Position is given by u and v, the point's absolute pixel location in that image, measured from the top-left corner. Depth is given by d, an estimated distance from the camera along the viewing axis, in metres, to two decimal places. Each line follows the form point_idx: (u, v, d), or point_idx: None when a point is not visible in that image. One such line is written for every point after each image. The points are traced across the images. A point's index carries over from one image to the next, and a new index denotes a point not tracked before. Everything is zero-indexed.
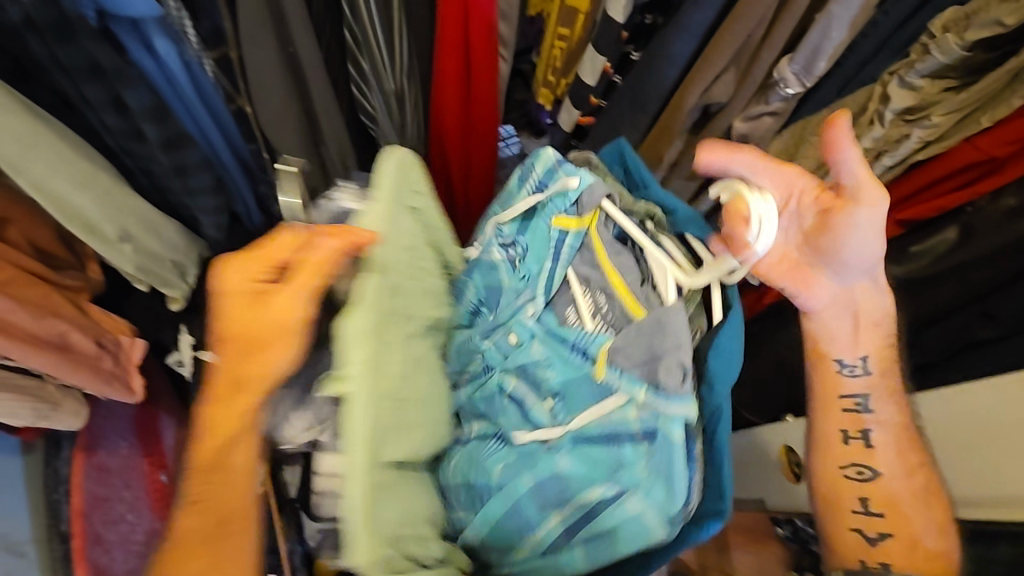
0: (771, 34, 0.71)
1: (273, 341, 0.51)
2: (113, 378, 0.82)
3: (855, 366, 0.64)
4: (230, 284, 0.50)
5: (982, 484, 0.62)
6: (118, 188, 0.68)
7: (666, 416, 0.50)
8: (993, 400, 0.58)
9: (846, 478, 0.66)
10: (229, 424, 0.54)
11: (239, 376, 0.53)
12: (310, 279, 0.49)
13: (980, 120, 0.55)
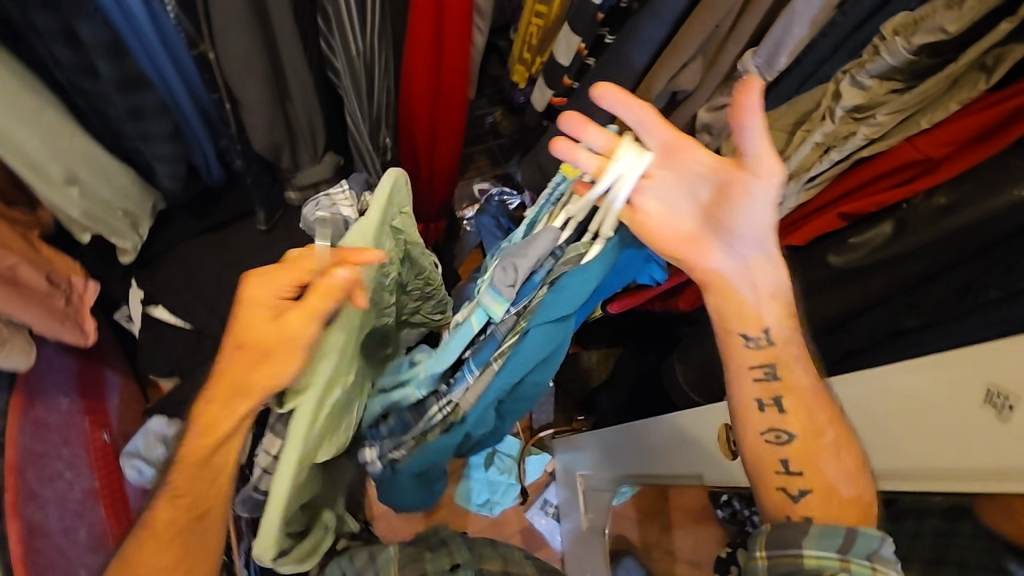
0: (739, 26, 0.73)
1: (277, 363, 0.56)
2: (66, 319, 0.85)
3: (759, 338, 0.65)
4: (248, 309, 0.57)
5: (886, 462, 0.57)
6: (68, 127, 0.64)
7: (488, 308, 0.58)
8: (886, 379, 0.56)
9: (764, 442, 0.66)
10: (222, 407, 0.62)
11: (247, 390, 0.60)
12: (322, 302, 0.54)
13: (920, 123, 0.58)
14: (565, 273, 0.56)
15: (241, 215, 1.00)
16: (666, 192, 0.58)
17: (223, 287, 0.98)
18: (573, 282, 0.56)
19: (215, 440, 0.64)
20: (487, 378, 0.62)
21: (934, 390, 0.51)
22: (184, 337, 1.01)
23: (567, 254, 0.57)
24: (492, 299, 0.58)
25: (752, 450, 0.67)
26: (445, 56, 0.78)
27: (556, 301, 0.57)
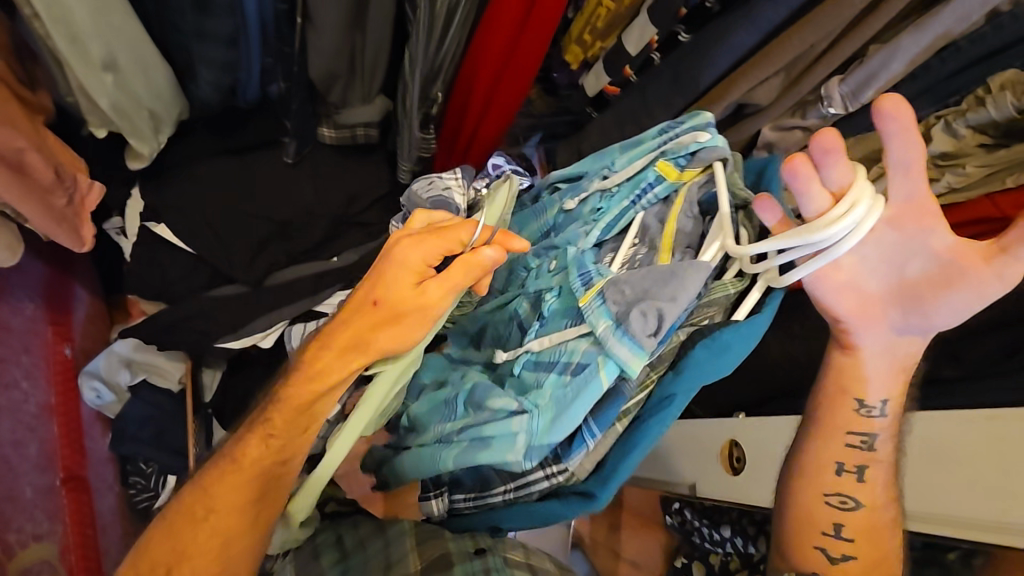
0: (832, 50, 0.72)
1: (414, 320, 0.56)
2: (62, 220, 0.73)
3: (871, 408, 0.62)
4: (386, 276, 0.57)
5: (923, 503, 0.66)
6: (121, 9, 0.59)
7: (624, 362, 0.51)
8: (954, 430, 0.62)
9: (828, 505, 0.67)
10: (337, 356, 0.61)
11: (368, 340, 0.58)
12: (461, 278, 0.55)
13: (1005, 181, 0.59)
14: (728, 329, 0.51)
15: (265, 144, 0.93)
16: (878, 248, 0.51)
17: (233, 217, 0.91)
18: (733, 339, 0.51)
19: (319, 390, 0.63)
20: (607, 439, 0.57)
21: (984, 440, 0.60)
22: (181, 262, 0.94)
23: (711, 298, 0.53)
24: (627, 352, 0.51)
25: (802, 510, 0.69)
26: (534, 15, 0.73)
27: (710, 363, 0.52)
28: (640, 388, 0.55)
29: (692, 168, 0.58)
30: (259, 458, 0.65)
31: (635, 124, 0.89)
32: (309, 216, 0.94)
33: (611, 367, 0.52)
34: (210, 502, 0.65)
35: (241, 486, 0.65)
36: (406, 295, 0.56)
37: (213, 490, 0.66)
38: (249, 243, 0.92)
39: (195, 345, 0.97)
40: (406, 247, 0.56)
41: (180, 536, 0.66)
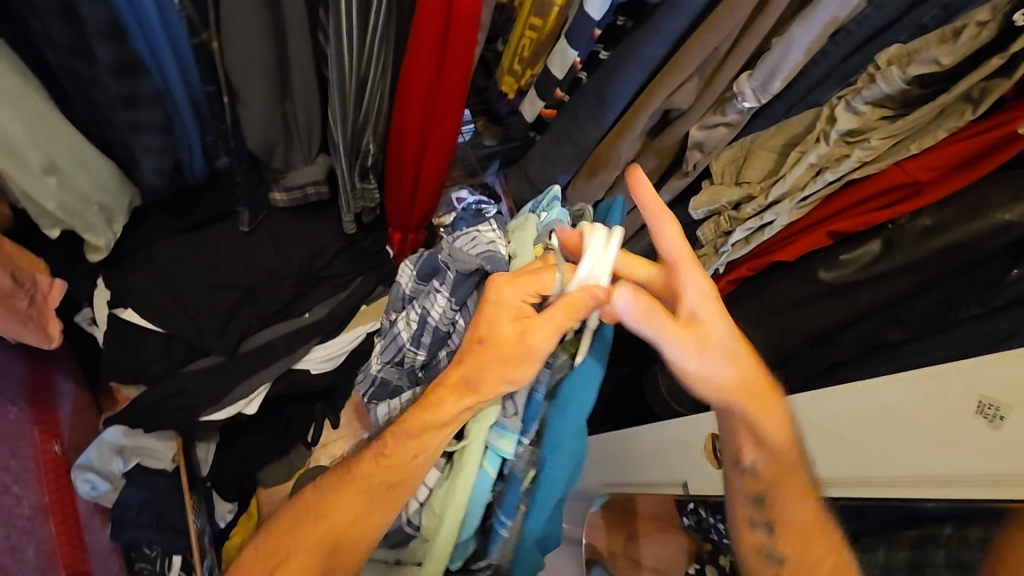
0: (736, 48, 0.75)
1: (519, 362, 0.56)
2: (28, 320, 0.75)
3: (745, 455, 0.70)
4: (493, 317, 0.57)
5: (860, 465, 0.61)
6: (51, 114, 0.61)
7: (498, 446, 0.64)
8: (890, 393, 0.58)
9: (754, 539, 0.72)
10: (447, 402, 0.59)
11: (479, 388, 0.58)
12: (563, 317, 0.54)
13: (909, 148, 0.62)
14: (564, 387, 0.64)
15: (221, 215, 0.95)
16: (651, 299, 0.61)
17: (199, 291, 0.94)
18: (573, 396, 0.63)
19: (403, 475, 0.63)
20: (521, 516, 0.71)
21: (927, 402, 0.55)
22: (154, 342, 0.95)
23: (559, 363, 0.65)
24: (498, 436, 0.64)
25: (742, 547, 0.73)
26: (447, 66, 0.72)
27: (563, 424, 0.64)
28: (530, 468, 0.68)
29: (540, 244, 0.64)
30: (370, 475, 0.64)
31: (571, 143, 0.93)
32: (275, 277, 0.97)
33: (494, 452, 0.65)
34: (335, 501, 0.64)
35: (343, 513, 0.64)
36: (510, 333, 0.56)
37: (334, 490, 0.65)
38: (219, 314, 0.95)
39: (180, 422, 0.99)
40: (501, 289, 0.56)
41: (296, 535, 0.64)
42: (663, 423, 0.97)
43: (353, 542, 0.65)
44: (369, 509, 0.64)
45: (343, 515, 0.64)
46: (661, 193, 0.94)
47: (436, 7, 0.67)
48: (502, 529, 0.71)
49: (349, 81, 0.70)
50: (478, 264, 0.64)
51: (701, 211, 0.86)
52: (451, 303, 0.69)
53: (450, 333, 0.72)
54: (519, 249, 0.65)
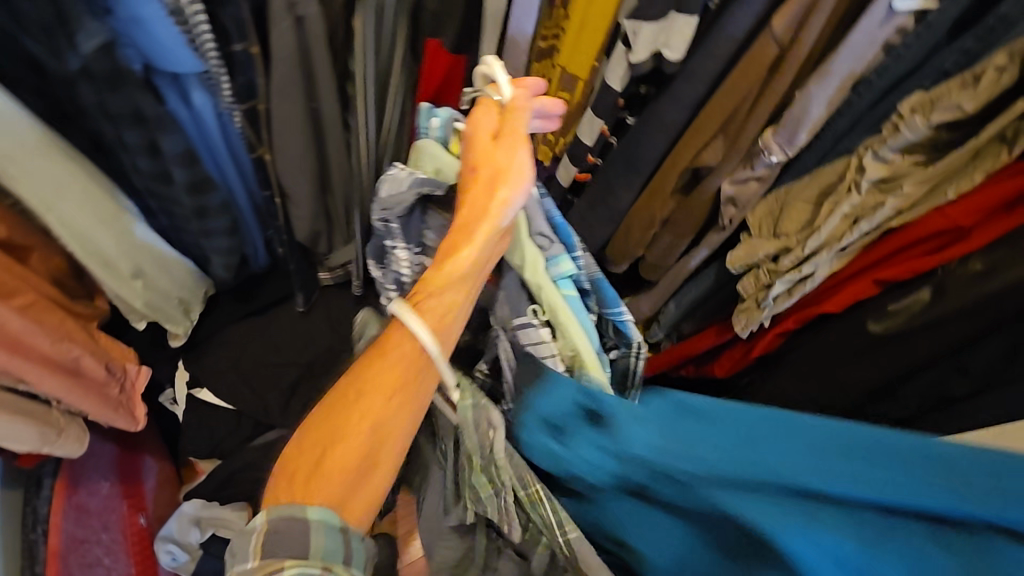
0: (757, 108, 0.75)
1: (511, 180, 0.48)
2: (118, 406, 0.83)
3: None
4: (488, 158, 0.48)
5: None
6: (139, 228, 0.69)
7: (561, 274, 0.56)
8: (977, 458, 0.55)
9: None
10: (428, 316, 0.47)
11: (483, 181, 0.48)
12: (521, 119, 0.50)
13: (947, 193, 0.60)
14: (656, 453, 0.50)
15: (282, 298, 1.03)
16: None
17: (264, 368, 1.01)
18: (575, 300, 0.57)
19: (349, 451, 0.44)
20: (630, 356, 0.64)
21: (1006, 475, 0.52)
22: (225, 418, 1.03)
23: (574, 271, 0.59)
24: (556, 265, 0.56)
25: None
26: None
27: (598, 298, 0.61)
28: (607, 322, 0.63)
29: (452, 141, 0.56)
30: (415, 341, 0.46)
31: (605, 208, 0.93)
32: (331, 352, 1.03)
33: (564, 283, 0.57)
34: (370, 379, 0.45)
35: (378, 399, 0.45)
36: (493, 162, 0.48)
37: (357, 371, 0.46)
38: (282, 390, 1.01)
39: (251, 493, 1.05)
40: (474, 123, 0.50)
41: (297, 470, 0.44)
42: None
43: (388, 419, 0.45)
44: (405, 380, 0.46)
45: (375, 393, 0.45)
46: (701, 248, 0.95)
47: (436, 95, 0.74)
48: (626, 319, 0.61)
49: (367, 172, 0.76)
50: (416, 190, 0.53)
51: (739, 265, 0.84)
52: (413, 249, 0.58)
53: None
54: (435, 164, 0.54)
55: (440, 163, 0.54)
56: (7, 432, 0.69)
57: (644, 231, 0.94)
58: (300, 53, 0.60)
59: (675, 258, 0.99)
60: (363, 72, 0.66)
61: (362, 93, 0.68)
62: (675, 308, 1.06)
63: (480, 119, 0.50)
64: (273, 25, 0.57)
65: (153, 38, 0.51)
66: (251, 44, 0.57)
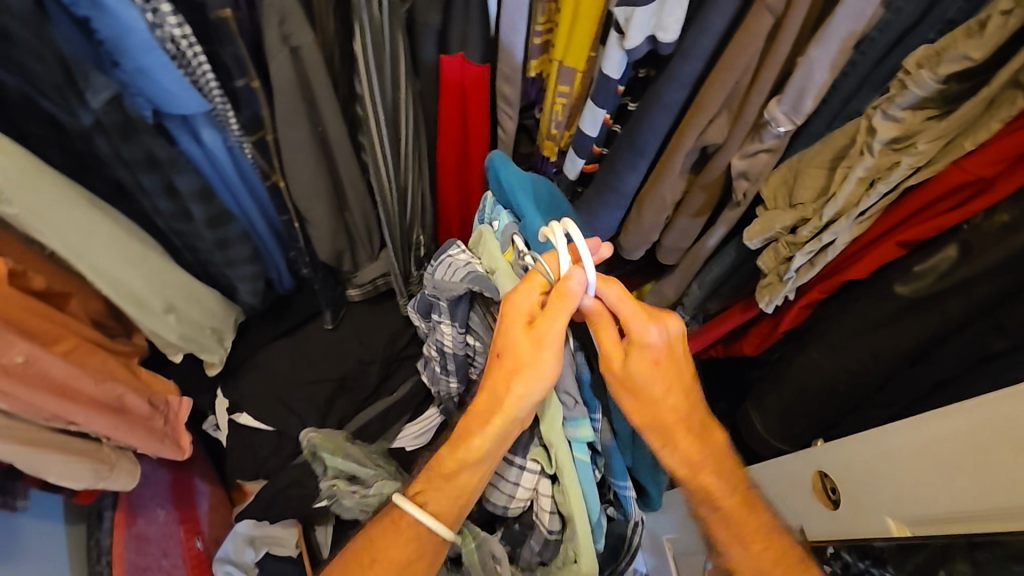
0: (758, 80, 0.74)
1: (531, 379, 0.53)
2: (164, 437, 0.86)
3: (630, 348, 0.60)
4: (508, 358, 0.54)
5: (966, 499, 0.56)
6: (165, 266, 0.71)
7: (579, 437, 0.60)
8: (974, 416, 0.55)
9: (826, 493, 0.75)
10: (452, 479, 0.59)
11: (507, 366, 0.54)
12: (563, 310, 0.52)
13: (964, 145, 0.58)
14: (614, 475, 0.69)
15: (311, 317, 1.07)
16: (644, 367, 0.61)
17: (299, 388, 1.04)
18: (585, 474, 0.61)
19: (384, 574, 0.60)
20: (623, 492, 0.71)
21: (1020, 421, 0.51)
22: (266, 440, 1.06)
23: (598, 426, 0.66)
24: (575, 429, 0.60)
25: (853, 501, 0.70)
26: (472, 150, 0.85)
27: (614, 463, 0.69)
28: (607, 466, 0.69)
29: (509, 248, 0.63)
30: (442, 497, 0.60)
31: (614, 195, 0.92)
32: (361, 365, 1.05)
33: (579, 445, 0.61)
34: (397, 532, 0.61)
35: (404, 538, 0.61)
36: (521, 354, 0.53)
37: (379, 539, 0.62)
38: (318, 406, 1.04)
39: (298, 510, 1.07)
40: (514, 303, 0.53)
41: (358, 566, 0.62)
42: (770, 460, 0.87)
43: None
44: (421, 553, 0.61)
45: (392, 563, 0.60)
46: (718, 226, 0.94)
47: (453, 107, 0.77)
48: (627, 492, 0.70)
49: (388, 190, 0.78)
50: (466, 287, 0.59)
51: (757, 240, 0.83)
52: (457, 329, 0.65)
53: (473, 354, 0.69)
54: (489, 262, 0.61)
55: (492, 264, 0.61)
56: (63, 472, 0.73)
57: (658, 215, 0.93)
58: (299, 81, 0.61)
59: (692, 239, 0.98)
60: (370, 93, 0.67)
61: (372, 116, 0.69)
62: (699, 290, 1.05)
63: (517, 303, 0.53)
64: (270, 58, 0.57)
65: (160, 86, 0.53)
66: (251, 79, 0.58)
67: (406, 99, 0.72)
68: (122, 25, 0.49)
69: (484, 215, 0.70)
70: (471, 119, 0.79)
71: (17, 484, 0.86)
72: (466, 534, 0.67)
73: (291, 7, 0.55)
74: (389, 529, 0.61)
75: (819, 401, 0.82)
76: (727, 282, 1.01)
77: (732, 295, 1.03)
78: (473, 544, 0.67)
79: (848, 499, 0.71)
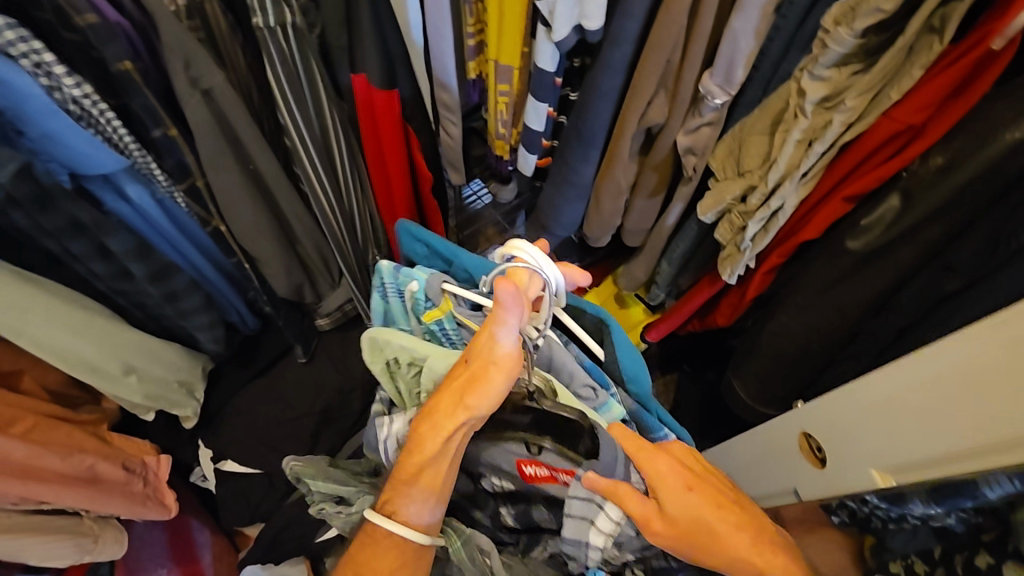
0: (688, 56, 0.73)
1: (478, 395, 0.52)
2: (146, 499, 0.84)
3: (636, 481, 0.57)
4: (474, 352, 0.52)
5: (941, 444, 0.57)
6: (116, 327, 0.70)
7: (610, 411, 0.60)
8: (943, 360, 0.56)
9: (814, 453, 0.76)
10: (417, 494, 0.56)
11: (462, 389, 0.52)
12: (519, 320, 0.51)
13: (891, 95, 0.59)
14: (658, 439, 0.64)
15: (284, 352, 1.04)
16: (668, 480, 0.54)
17: (282, 426, 1.02)
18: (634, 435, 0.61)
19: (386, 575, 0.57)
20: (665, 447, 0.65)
21: (982, 362, 0.52)
22: (257, 482, 1.04)
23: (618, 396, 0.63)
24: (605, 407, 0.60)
25: (838, 458, 0.71)
26: (388, 167, 0.82)
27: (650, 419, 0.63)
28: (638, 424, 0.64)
29: (444, 297, 0.59)
30: (415, 505, 0.57)
31: (568, 185, 0.92)
32: (341, 394, 1.04)
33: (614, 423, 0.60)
34: (376, 545, 0.58)
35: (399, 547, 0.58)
36: (472, 373, 0.52)
37: (361, 555, 0.58)
38: (304, 442, 1.03)
39: (300, 547, 1.06)
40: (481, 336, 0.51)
41: None
42: (756, 427, 0.88)
43: None
44: (404, 561, 0.58)
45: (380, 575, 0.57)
46: (674, 203, 0.93)
47: (368, 131, 0.76)
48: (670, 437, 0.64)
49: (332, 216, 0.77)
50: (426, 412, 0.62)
51: (711, 213, 0.83)
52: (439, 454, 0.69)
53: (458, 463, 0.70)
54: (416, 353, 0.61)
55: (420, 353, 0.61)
56: (44, 553, 0.72)
57: (614, 201, 0.93)
58: (220, 124, 0.59)
59: (653, 219, 0.98)
60: (296, 123, 0.66)
61: (301, 147, 0.69)
62: (669, 267, 1.05)
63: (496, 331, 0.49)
64: (184, 105, 0.56)
65: (71, 150, 0.51)
66: (167, 128, 0.56)
67: (337, 123, 0.70)
68: (17, 92, 0.46)
69: (389, 283, 0.63)
70: (384, 140, 0.77)
71: None
72: (450, 532, 0.63)
73: (195, 49, 0.53)
74: (372, 540, 0.58)
75: (796, 362, 0.83)
76: (692, 258, 1.02)
77: (700, 269, 1.03)
78: (461, 541, 0.63)
79: (834, 457, 0.71)
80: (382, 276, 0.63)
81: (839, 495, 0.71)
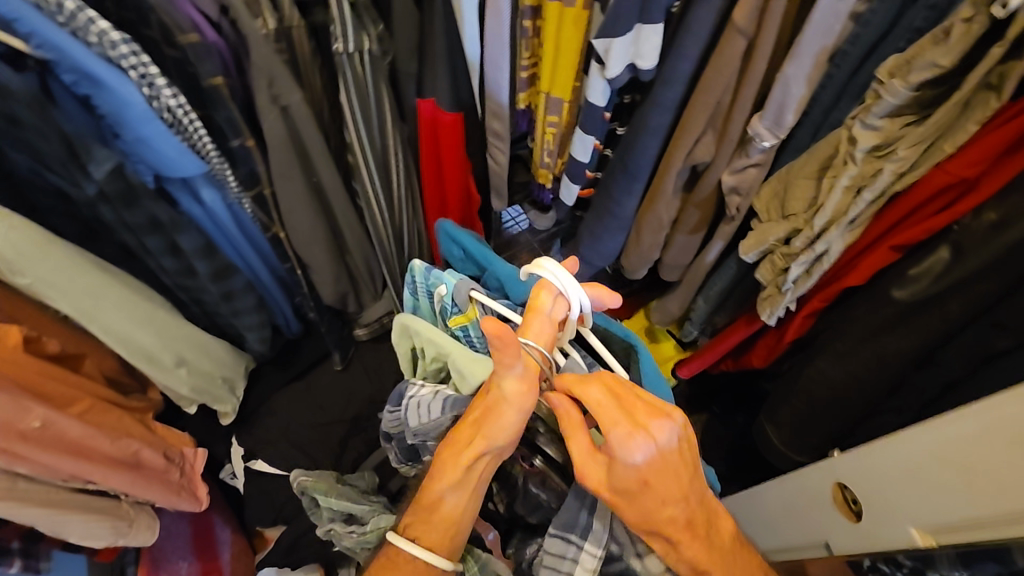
0: (738, 99, 0.74)
1: (499, 422, 0.50)
2: (181, 489, 0.87)
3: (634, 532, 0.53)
4: (490, 382, 0.51)
5: (987, 507, 0.55)
6: (174, 321, 0.74)
7: None
8: (991, 419, 0.54)
9: (849, 504, 0.74)
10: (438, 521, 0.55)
11: (482, 417, 0.51)
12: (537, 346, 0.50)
13: (944, 148, 0.59)
14: None
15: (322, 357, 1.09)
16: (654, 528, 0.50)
17: (313, 430, 1.05)
18: None
19: None
20: None
21: None
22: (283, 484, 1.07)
23: None
24: None
25: (874, 511, 0.69)
26: (444, 182, 0.85)
27: None
28: None
29: (469, 304, 0.60)
30: (437, 534, 0.56)
31: (610, 217, 0.93)
32: (373, 404, 1.06)
33: None
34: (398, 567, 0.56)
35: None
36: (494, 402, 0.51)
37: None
38: (332, 448, 1.05)
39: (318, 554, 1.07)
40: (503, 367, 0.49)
41: None
42: (788, 473, 0.86)
43: None
44: None
45: None
46: (715, 241, 0.94)
47: (428, 150, 0.79)
48: None
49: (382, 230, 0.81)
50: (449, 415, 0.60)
51: (752, 253, 0.83)
52: None
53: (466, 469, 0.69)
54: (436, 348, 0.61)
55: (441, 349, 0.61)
56: (84, 532, 0.75)
57: (654, 234, 0.94)
58: (291, 138, 0.63)
59: (691, 255, 0.99)
60: (359, 141, 0.70)
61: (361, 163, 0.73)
62: (705, 304, 1.05)
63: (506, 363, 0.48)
64: (262, 119, 0.60)
65: (159, 154, 0.56)
66: (245, 138, 0.61)
67: (396, 143, 0.74)
68: (119, 99, 0.51)
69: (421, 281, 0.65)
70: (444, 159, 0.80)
71: (40, 546, 0.87)
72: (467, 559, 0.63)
73: (278, 70, 0.57)
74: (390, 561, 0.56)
75: (833, 409, 0.82)
76: (729, 297, 1.01)
77: (737, 308, 1.02)
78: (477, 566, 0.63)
79: (870, 510, 0.69)
80: (415, 274, 0.64)
81: (874, 551, 0.69)
